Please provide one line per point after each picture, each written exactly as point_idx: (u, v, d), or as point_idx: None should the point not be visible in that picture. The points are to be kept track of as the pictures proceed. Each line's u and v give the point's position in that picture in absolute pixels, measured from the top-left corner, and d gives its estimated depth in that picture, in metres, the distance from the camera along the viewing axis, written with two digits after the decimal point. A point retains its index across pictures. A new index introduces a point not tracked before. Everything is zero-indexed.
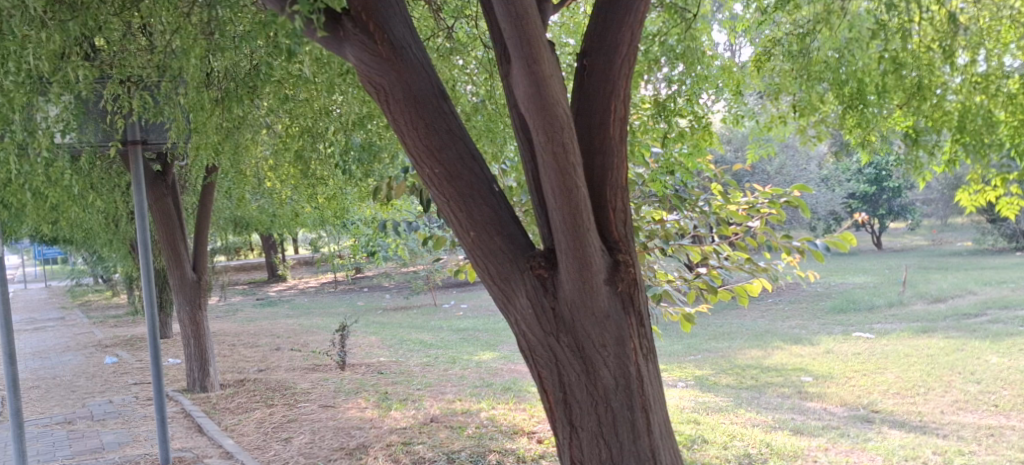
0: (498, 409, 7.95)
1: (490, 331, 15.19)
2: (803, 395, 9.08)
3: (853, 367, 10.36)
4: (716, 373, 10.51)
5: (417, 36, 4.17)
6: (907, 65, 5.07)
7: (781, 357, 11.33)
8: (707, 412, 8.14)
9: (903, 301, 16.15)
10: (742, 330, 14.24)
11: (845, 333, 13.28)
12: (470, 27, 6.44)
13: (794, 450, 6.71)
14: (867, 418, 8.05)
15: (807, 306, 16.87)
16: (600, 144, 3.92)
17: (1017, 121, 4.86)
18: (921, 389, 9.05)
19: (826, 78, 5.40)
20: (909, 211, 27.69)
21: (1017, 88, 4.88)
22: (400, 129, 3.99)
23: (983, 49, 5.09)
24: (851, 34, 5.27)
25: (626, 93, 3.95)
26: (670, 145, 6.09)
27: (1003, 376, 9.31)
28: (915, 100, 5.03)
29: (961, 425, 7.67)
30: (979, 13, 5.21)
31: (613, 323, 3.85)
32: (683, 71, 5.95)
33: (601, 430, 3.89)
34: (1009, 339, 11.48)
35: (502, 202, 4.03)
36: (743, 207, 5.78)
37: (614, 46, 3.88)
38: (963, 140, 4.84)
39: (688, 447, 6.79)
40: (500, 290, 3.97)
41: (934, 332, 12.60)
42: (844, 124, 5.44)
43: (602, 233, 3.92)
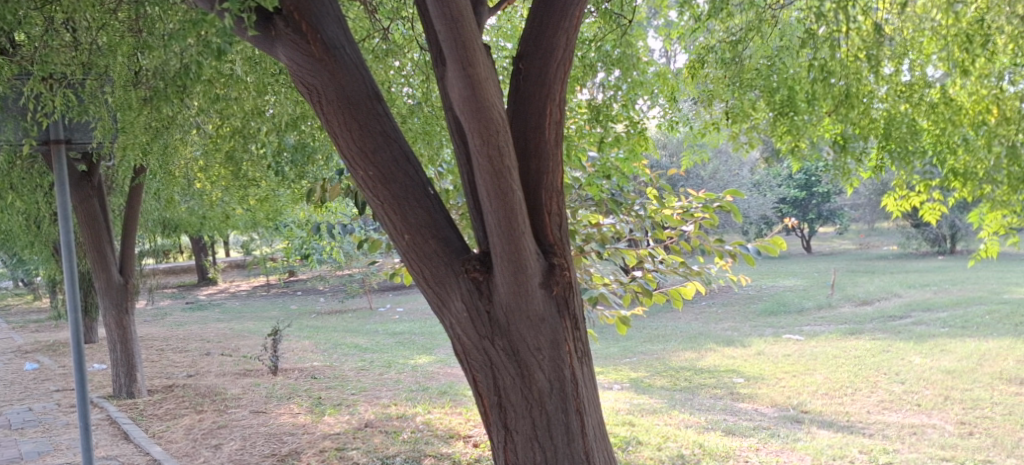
0: (434, 413, 7.91)
1: (426, 335, 15.12)
2: (735, 396, 9.24)
3: (783, 368, 10.56)
4: (651, 375, 10.62)
5: (351, 37, 4.12)
6: (836, 73, 5.09)
7: (714, 358, 11.51)
8: (642, 414, 8.21)
9: (832, 304, 16.53)
10: (677, 332, 14.42)
11: (776, 335, 13.56)
12: (406, 29, 6.43)
13: (726, 450, 6.81)
14: (797, 418, 8.21)
15: (739, 309, 17.17)
16: (535, 148, 3.91)
17: (939, 130, 5.14)
18: (849, 390, 9.28)
19: (758, 85, 5.55)
20: (838, 216, 28.40)
21: (939, 98, 5.16)
22: (334, 130, 3.94)
23: (907, 59, 5.29)
24: (782, 42, 5.58)
25: (561, 97, 3.96)
26: (605, 151, 6.08)
27: (926, 376, 9.60)
28: (844, 108, 5.09)
29: (886, 424, 7.87)
30: (904, 24, 5.34)
31: (548, 326, 3.86)
32: (620, 77, 6.04)
33: (536, 433, 3.88)
34: (932, 340, 11.83)
35: (437, 205, 4.00)
36: (677, 211, 5.88)
37: (549, 50, 3.89)
38: (890, 147, 5.11)
39: (623, 449, 6.84)
40: (434, 293, 3.93)
41: (861, 334, 12.92)
42: (775, 131, 5.52)
43: (538, 237, 3.92)
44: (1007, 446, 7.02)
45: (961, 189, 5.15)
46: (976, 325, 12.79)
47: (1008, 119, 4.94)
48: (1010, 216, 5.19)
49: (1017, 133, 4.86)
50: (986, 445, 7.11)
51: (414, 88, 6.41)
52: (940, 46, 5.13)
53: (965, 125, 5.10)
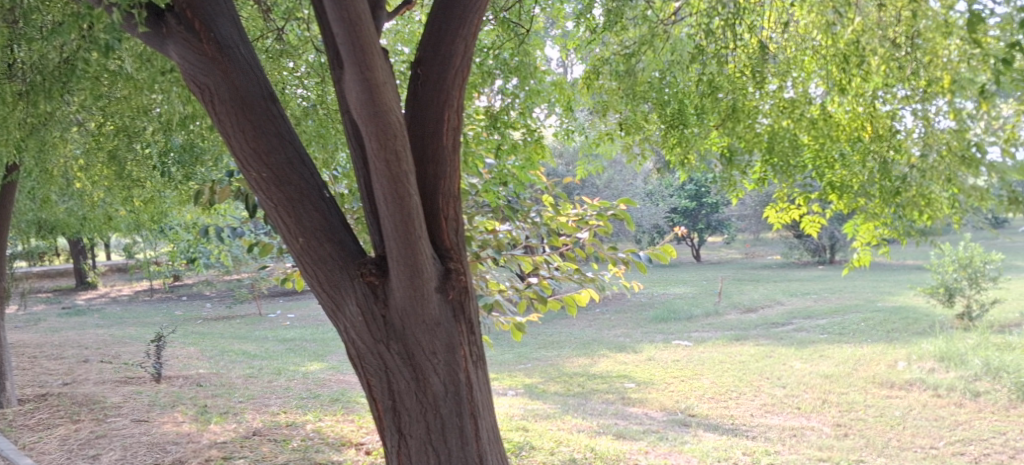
0: (326, 420, 7.80)
1: (318, 341, 14.88)
2: (626, 400, 9.43)
3: (672, 373, 10.85)
4: (545, 381, 10.74)
5: (245, 36, 4.04)
6: (723, 88, 5.46)
7: (606, 364, 11.71)
8: (535, 419, 8.29)
9: (719, 312, 17.07)
10: (571, 338, 14.62)
11: (665, 341, 13.91)
12: (300, 30, 6.35)
13: (617, 454, 6.97)
14: (684, 422, 8.45)
15: (631, 316, 17.51)
16: (433, 153, 3.93)
17: (818, 145, 5.40)
18: (734, 393, 9.61)
19: (651, 97, 5.81)
20: (726, 227, 29.39)
21: (818, 115, 5.44)
22: (226, 131, 3.86)
23: (791, 77, 5.57)
24: (673, 57, 5.78)
25: (459, 104, 3.96)
26: (502, 158, 6.18)
27: (806, 380, 10.02)
28: (731, 121, 5.38)
29: (768, 427, 8.19)
30: (787, 43, 5.69)
31: (443, 330, 3.86)
32: (518, 85, 6.10)
33: (430, 437, 3.88)
34: (811, 346, 12.37)
35: (333, 208, 3.97)
36: (573, 218, 5.96)
37: (447, 57, 3.90)
38: (773, 161, 5.40)
39: (517, 454, 6.90)
40: (329, 297, 3.90)
41: (746, 340, 13.39)
42: (665, 143, 5.79)
43: (434, 242, 3.93)
44: (877, 446, 7.41)
45: (837, 201, 5.43)
46: (852, 331, 13.42)
47: (881, 136, 5.19)
48: (881, 228, 5.49)
49: (889, 150, 5.12)
50: (859, 445, 7.48)
51: (308, 90, 6.33)
52: (819, 65, 5.52)
53: (842, 140, 5.38)
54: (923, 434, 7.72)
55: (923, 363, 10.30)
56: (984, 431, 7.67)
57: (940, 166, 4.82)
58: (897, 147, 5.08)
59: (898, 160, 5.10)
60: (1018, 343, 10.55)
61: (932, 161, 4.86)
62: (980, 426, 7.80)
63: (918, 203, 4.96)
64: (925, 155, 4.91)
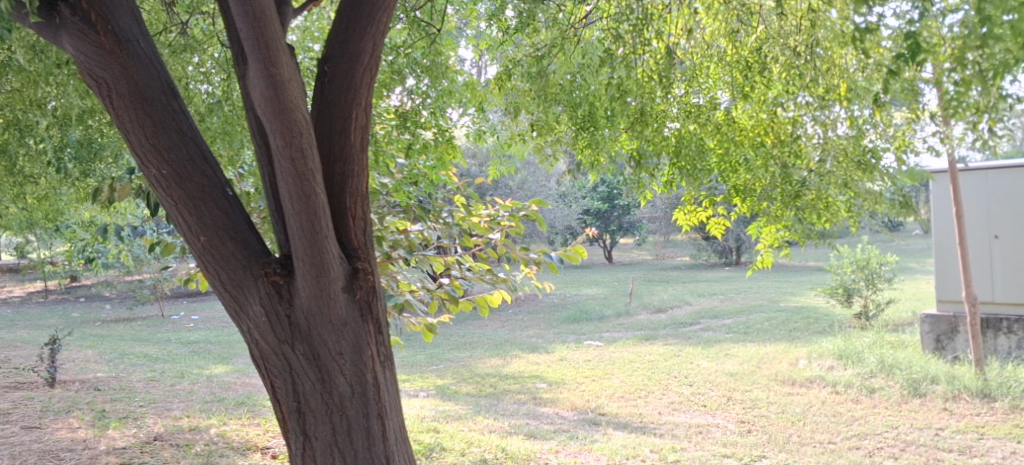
0: (230, 424, 7.62)
1: (224, 343, 14.52)
2: (537, 400, 9.49)
3: (583, 373, 10.98)
4: (457, 382, 10.73)
5: (146, 30, 3.93)
6: (631, 92, 5.57)
7: (518, 365, 11.77)
8: (446, 420, 8.27)
9: (630, 312, 17.36)
10: (484, 339, 14.63)
11: (577, 341, 14.04)
12: (206, 25, 6.23)
13: (527, 453, 7.01)
14: (594, 421, 8.54)
15: (543, 317, 17.63)
16: (340, 151, 3.88)
17: (723, 149, 5.63)
18: (643, 392, 9.77)
19: (562, 100, 5.88)
20: (637, 228, 29.88)
21: (723, 119, 5.63)
22: (124, 127, 3.74)
23: (697, 83, 5.75)
24: (584, 60, 5.85)
25: (367, 102, 3.94)
26: (413, 157, 6.24)
27: (712, 379, 10.26)
28: (639, 125, 5.58)
29: (675, 424, 8.35)
30: (694, 49, 5.84)
31: (350, 330, 3.81)
32: (428, 85, 6.15)
33: (336, 438, 3.83)
34: (718, 345, 12.68)
35: (236, 207, 3.88)
36: (485, 220, 5.87)
37: (354, 54, 3.86)
38: (680, 165, 5.63)
39: (427, 455, 6.89)
40: (232, 297, 3.81)
41: (655, 339, 13.63)
42: (577, 145, 5.91)
43: (341, 241, 3.88)
44: (779, 442, 7.63)
45: (741, 204, 5.69)
46: (756, 331, 13.81)
47: (783, 141, 5.37)
48: (782, 230, 5.73)
49: (790, 156, 5.32)
50: (761, 441, 7.70)
51: (214, 86, 6.18)
52: (724, 71, 5.70)
53: (746, 145, 5.57)
54: (821, 430, 7.99)
55: (823, 361, 10.65)
56: (878, 426, 7.98)
57: (838, 172, 5.12)
58: (798, 152, 5.27)
59: (798, 165, 5.30)
60: (911, 341, 11.01)
61: (829, 167, 5.12)
62: (874, 421, 8.11)
63: (816, 206, 5.20)
64: (823, 160, 5.14)
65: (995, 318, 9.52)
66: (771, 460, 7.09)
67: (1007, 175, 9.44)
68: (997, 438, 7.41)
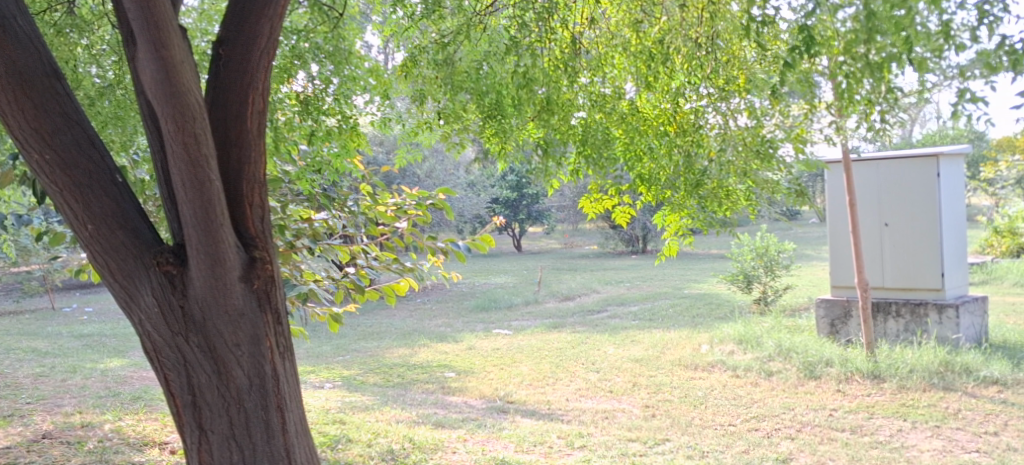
0: (126, 420, 7.35)
1: (120, 336, 14.01)
2: (445, 390, 9.46)
3: (491, 361, 11.00)
4: (363, 372, 10.61)
5: (25, 9, 3.76)
6: (538, 81, 5.54)
7: (426, 354, 11.72)
8: (352, 411, 8.16)
9: (538, 300, 17.49)
10: (391, 329, 14.53)
11: (486, 330, 14.06)
12: (95, 5, 6.09)
13: (435, 443, 6.99)
14: (501, 409, 8.57)
15: (451, 305, 17.60)
16: (236, 137, 3.76)
17: (628, 138, 5.70)
18: (550, 379, 9.86)
19: (468, 87, 5.77)
20: (546, 217, 30.12)
21: (628, 109, 5.77)
22: (2, 110, 3.55)
23: (602, 73, 5.85)
24: (490, 48, 5.77)
25: (265, 86, 3.84)
26: (316, 145, 6.09)
27: (618, 365, 10.43)
28: (545, 114, 5.56)
29: (581, 411, 8.44)
30: (599, 39, 5.90)
31: (247, 321, 3.71)
32: (331, 71, 6.01)
33: (233, 432, 3.72)
34: (624, 332, 12.90)
35: (126, 194, 3.73)
36: (391, 208, 5.76)
37: (252, 38, 3.76)
38: (587, 154, 5.70)
39: (332, 447, 6.79)
40: (122, 287, 3.68)
41: (563, 327, 13.76)
42: (483, 134, 5.90)
43: (238, 230, 3.78)
44: (682, 425, 7.80)
45: (646, 193, 5.83)
46: (661, 317, 14.10)
47: (686, 131, 5.51)
48: (686, 219, 5.93)
49: (693, 145, 5.43)
50: (665, 424, 7.85)
51: (105, 69, 5.95)
52: (629, 62, 5.79)
53: (650, 134, 5.70)
54: (722, 413, 8.20)
55: (724, 346, 10.91)
56: (775, 408, 8.24)
57: (737, 161, 5.24)
58: (700, 141, 5.40)
59: (701, 154, 5.43)
60: (807, 326, 11.40)
61: (729, 156, 5.26)
62: (772, 403, 8.38)
63: (718, 195, 5.41)
64: (723, 149, 5.28)
65: (885, 302, 9.91)
66: (673, 443, 7.24)
67: (897, 166, 9.85)
68: (886, 417, 7.74)
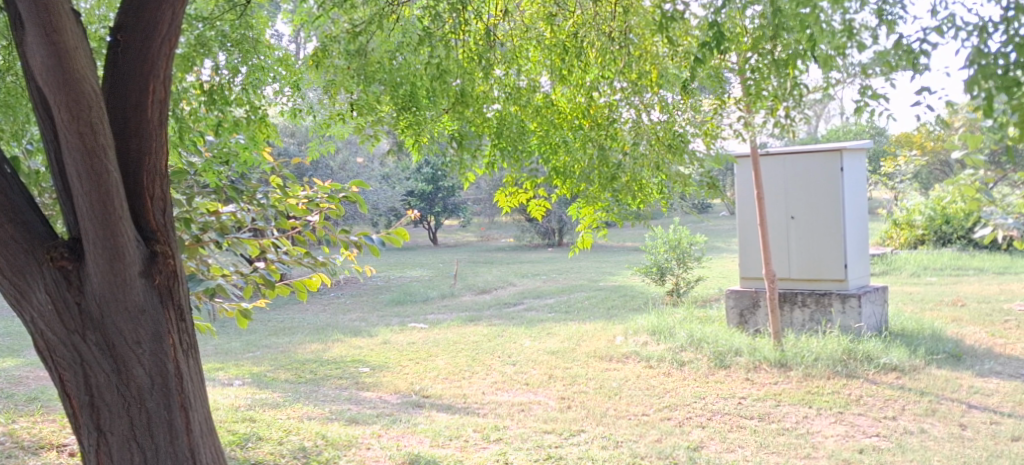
0: (21, 422, 7.02)
1: (15, 335, 13.39)
2: (359, 385, 9.34)
3: (406, 355, 10.91)
4: (274, 369, 10.38)
5: None
6: (453, 73, 5.50)
7: (340, 349, 11.54)
8: (262, 409, 7.98)
9: (454, 293, 17.43)
10: (304, 324, 14.25)
11: (401, 324, 13.94)
12: None
13: (348, 439, 6.89)
14: (417, 403, 8.51)
15: (366, 299, 17.39)
16: (136, 127, 3.63)
17: (542, 131, 5.80)
18: (466, 373, 9.83)
19: (381, 79, 5.69)
20: (461, 210, 30.06)
21: (543, 103, 5.84)
22: None
23: (516, 65, 5.83)
24: (403, 38, 5.71)
25: (166, 75, 3.70)
26: (224, 136, 5.89)
27: (534, 358, 10.46)
28: (460, 107, 5.54)
29: (497, 404, 8.43)
30: (514, 32, 5.88)
31: (148, 318, 3.57)
32: (239, 60, 5.78)
33: (134, 433, 3.59)
34: (540, 324, 12.96)
35: (15, 186, 3.58)
36: (302, 201, 5.69)
37: (152, 24, 3.60)
38: (502, 146, 5.74)
39: (241, 446, 6.62)
40: (12, 284, 3.50)
41: (479, 320, 13.75)
42: (397, 126, 5.84)
43: (138, 223, 3.63)
44: (597, 416, 7.87)
45: (561, 186, 5.83)
46: (576, 309, 14.22)
47: (600, 124, 5.58)
48: (600, 211, 6.00)
49: (607, 139, 5.50)
50: (580, 415, 7.90)
51: None
52: (543, 56, 5.83)
53: (565, 128, 5.81)
54: (636, 403, 8.30)
55: (638, 337, 11.05)
56: (687, 397, 8.39)
57: (651, 155, 5.38)
58: (614, 135, 5.49)
59: (614, 147, 5.52)
60: (717, 316, 11.64)
61: (643, 150, 5.39)
62: (684, 393, 8.52)
63: (632, 188, 5.49)
64: (637, 143, 5.41)
65: (791, 292, 10.18)
66: (588, 434, 7.29)
67: (802, 160, 10.15)
68: (792, 404, 7.96)
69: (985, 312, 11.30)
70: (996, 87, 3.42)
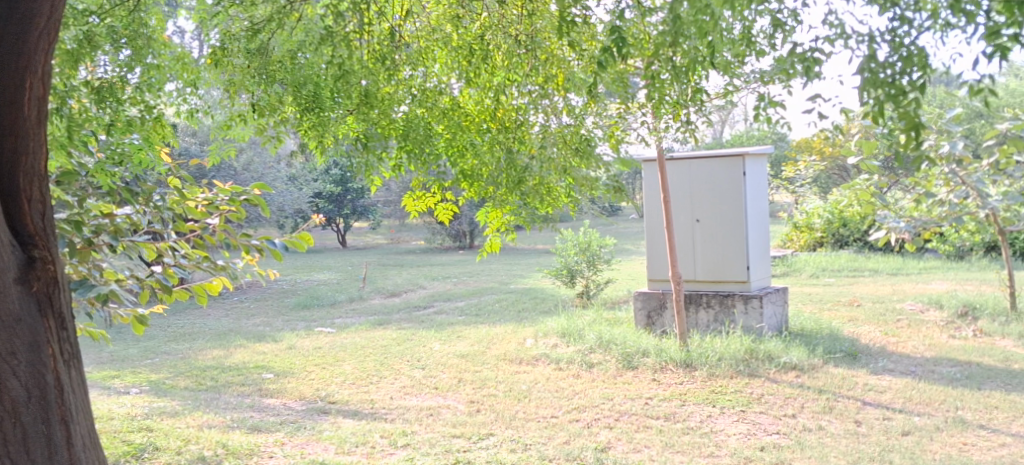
0: None
1: None
2: (263, 392, 9.11)
3: (312, 360, 10.71)
4: (174, 376, 10.06)
5: None
6: (356, 72, 5.43)
7: (243, 355, 11.26)
8: (160, 417, 7.71)
9: (363, 297, 17.21)
10: (205, 330, 13.86)
11: (307, 328, 13.69)
12: None
13: (250, 448, 6.71)
14: (322, 409, 8.34)
15: (272, 304, 17.02)
16: (11, 125, 3.49)
17: (450, 134, 5.68)
18: (374, 378, 9.70)
19: (282, 79, 5.52)
20: (371, 212, 29.76)
21: (450, 105, 5.72)
22: None
23: (422, 67, 5.77)
24: (305, 37, 5.55)
25: (45, 70, 3.58)
26: (115, 136, 5.58)
27: (443, 361, 10.40)
28: (364, 108, 5.48)
29: (406, 408, 8.34)
30: (419, 33, 5.86)
31: (25, 326, 3.43)
32: (131, 57, 5.60)
33: (7, 450, 3.36)
34: (450, 327, 12.90)
35: None
36: (202, 203, 5.52)
37: (29, 16, 3.49)
38: (409, 149, 5.58)
39: (137, 457, 6.39)
40: None
41: (387, 324, 13.61)
42: (300, 128, 5.67)
43: (14, 227, 3.51)
44: (506, 419, 7.86)
45: (468, 189, 5.80)
46: (487, 312, 14.21)
47: (508, 128, 5.58)
48: (508, 214, 5.91)
49: (515, 142, 5.50)
50: (489, 419, 7.88)
51: None
52: (451, 58, 5.77)
53: (473, 131, 5.72)
54: (545, 405, 8.32)
55: (548, 340, 11.10)
56: (595, 398, 8.45)
57: (558, 158, 5.45)
58: (522, 139, 5.48)
59: (522, 151, 5.50)
60: (625, 318, 11.79)
61: (551, 153, 5.45)
62: (592, 394, 8.59)
63: (539, 191, 5.49)
64: (544, 146, 5.45)
65: (695, 293, 10.38)
66: (497, 437, 7.27)
67: (706, 164, 10.38)
68: (696, 404, 8.10)
69: (879, 312, 11.73)
70: (885, 95, 3.53)
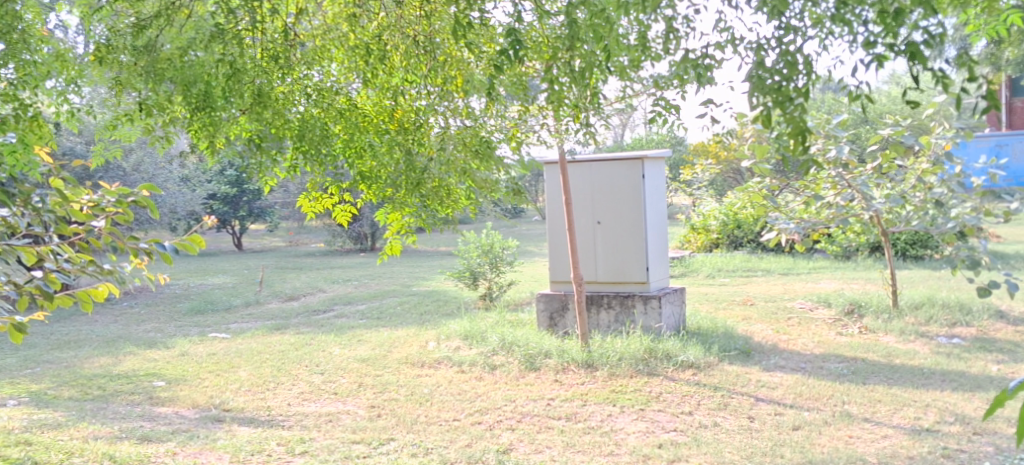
0: None
1: None
2: (153, 401, 8.79)
3: (206, 367, 10.40)
4: (57, 386, 9.60)
5: None
6: (249, 72, 5.26)
7: (132, 363, 10.84)
8: (40, 430, 7.34)
9: (260, 301, 16.82)
10: (91, 337, 13.28)
11: (201, 334, 13.27)
12: None
13: (138, 459, 6.47)
14: (217, 418, 8.10)
15: (163, 309, 16.44)
16: None
17: (348, 135, 5.62)
18: (271, 384, 9.48)
19: (170, 77, 5.23)
20: (269, 214, 29.14)
21: (345, 106, 5.65)
22: None
23: (318, 66, 5.66)
24: (194, 34, 5.30)
25: None
26: None
27: (343, 366, 10.23)
28: (258, 107, 5.24)
29: (304, 415, 8.18)
30: (314, 31, 5.70)
31: None
32: (3, 52, 5.34)
33: None
34: (349, 331, 12.71)
35: None
36: (86, 205, 5.21)
37: None
38: (305, 150, 5.46)
39: None
40: None
41: (285, 329, 13.33)
42: (190, 126, 5.41)
43: None
44: (407, 423, 7.79)
45: (367, 190, 5.78)
46: (388, 315, 14.06)
47: (407, 129, 5.57)
48: (407, 216, 5.93)
49: (413, 143, 5.51)
50: (390, 423, 7.78)
51: None
52: (348, 57, 5.67)
53: (371, 131, 5.66)
54: (447, 408, 8.28)
55: (450, 343, 11.06)
56: (497, 400, 8.45)
57: (458, 159, 5.38)
58: (420, 140, 5.49)
59: (420, 152, 5.50)
60: (528, 319, 11.85)
61: (450, 154, 5.37)
62: (494, 396, 8.59)
63: (439, 193, 5.50)
64: (444, 147, 5.38)
65: (597, 295, 10.49)
66: (397, 442, 7.19)
67: (605, 167, 10.52)
68: (597, 404, 8.19)
69: (772, 310, 12.10)
70: (772, 101, 3.63)
